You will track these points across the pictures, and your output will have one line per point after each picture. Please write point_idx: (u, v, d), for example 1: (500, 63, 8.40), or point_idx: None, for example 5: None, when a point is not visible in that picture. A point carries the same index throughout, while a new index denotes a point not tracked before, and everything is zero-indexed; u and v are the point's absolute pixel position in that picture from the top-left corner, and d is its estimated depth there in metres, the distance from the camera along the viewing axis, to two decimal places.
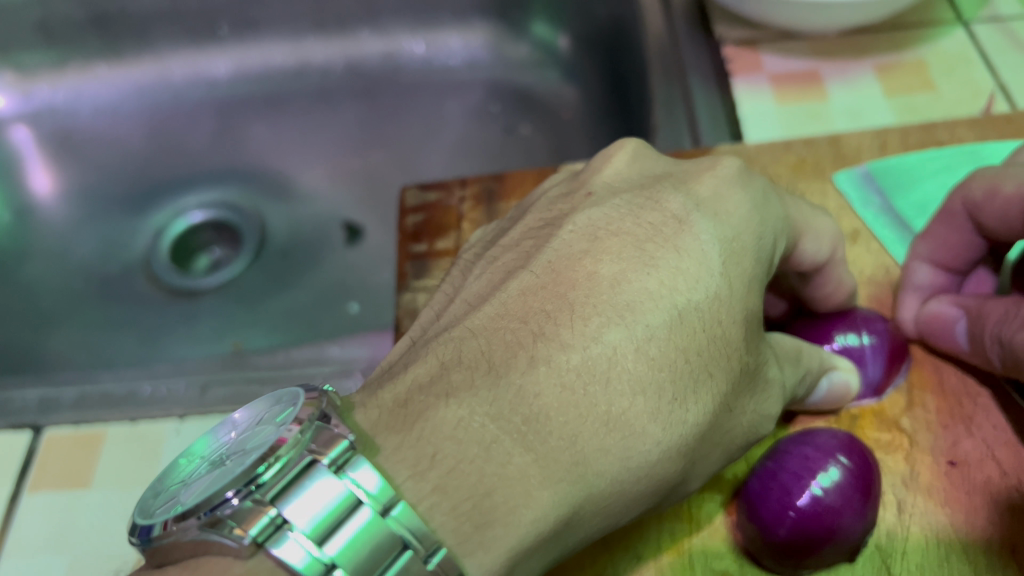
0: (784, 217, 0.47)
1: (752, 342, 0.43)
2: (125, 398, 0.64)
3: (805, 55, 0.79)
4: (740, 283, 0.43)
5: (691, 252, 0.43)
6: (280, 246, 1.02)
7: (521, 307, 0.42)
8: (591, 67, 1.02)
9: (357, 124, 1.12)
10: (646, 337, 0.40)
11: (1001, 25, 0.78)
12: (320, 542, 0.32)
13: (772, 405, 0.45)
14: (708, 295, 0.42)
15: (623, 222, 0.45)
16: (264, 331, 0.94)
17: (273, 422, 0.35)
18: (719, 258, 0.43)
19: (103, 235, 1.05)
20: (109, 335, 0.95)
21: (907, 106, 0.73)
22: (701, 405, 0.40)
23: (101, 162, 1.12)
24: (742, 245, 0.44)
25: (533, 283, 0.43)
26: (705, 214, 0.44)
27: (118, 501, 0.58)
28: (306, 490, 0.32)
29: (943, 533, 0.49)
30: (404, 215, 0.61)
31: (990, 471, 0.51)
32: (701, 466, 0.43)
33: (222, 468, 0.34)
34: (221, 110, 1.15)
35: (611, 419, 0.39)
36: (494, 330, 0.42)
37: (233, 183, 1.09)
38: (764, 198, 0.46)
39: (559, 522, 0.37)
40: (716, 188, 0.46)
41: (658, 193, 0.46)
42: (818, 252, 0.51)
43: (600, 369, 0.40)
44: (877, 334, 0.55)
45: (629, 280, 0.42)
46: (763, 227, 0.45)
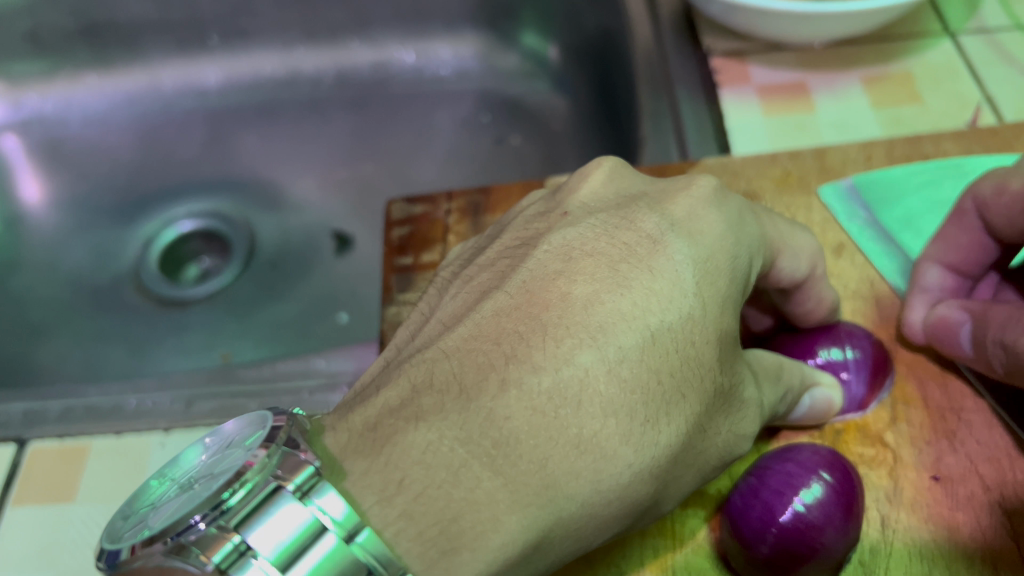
0: (760, 236, 0.48)
1: (726, 362, 0.43)
2: (110, 412, 0.63)
3: (792, 67, 0.79)
4: (714, 303, 0.43)
5: (665, 273, 0.43)
6: (269, 256, 1.02)
7: (494, 329, 0.42)
8: (580, 77, 1.02)
9: (348, 133, 1.12)
10: (618, 359, 0.41)
11: (988, 37, 0.78)
12: (284, 568, 0.32)
13: (749, 425, 0.45)
14: (681, 316, 0.42)
15: (597, 242, 0.45)
16: (253, 342, 0.94)
17: (243, 446, 0.35)
18: (692, 278, 0.43)
19: (93, 245, 1.05)
20: (98, 346, 0.95)
21: (893, 118, 0.73)
22: (673, 427, 0.41)
23: (92, 172, 1.12)
24: (716, 265, 0.44)
25: (506, 304, 0.43)
26: (679, 235, 0.45)
27: (101, 516, 0.58)
28: (271, 515, 0.32)
29: (926, 548, 0.49)
30: (389, 227, 0.61)
31: (973, 486, 0.51)
32: (676, 487, 0.44)
33: (189, 492, 0.34)
34: (212, 119, 1.15)
35: (583, 441, 0.39)
36: (467, 352, 0.42)
37: (223, 193, 1.09)
38: (738, 219, 0.47)
39: (527, 547, 0.37)
40: (690, 208, 0.46)
41: (632, 214, 0.47)
42: (796, 270, 0.51)
43: (572, 391, 0.40)
44: (861, 350, 0.55)
45: (602, 300, 0.42)
46: (738, 247, 0.46)
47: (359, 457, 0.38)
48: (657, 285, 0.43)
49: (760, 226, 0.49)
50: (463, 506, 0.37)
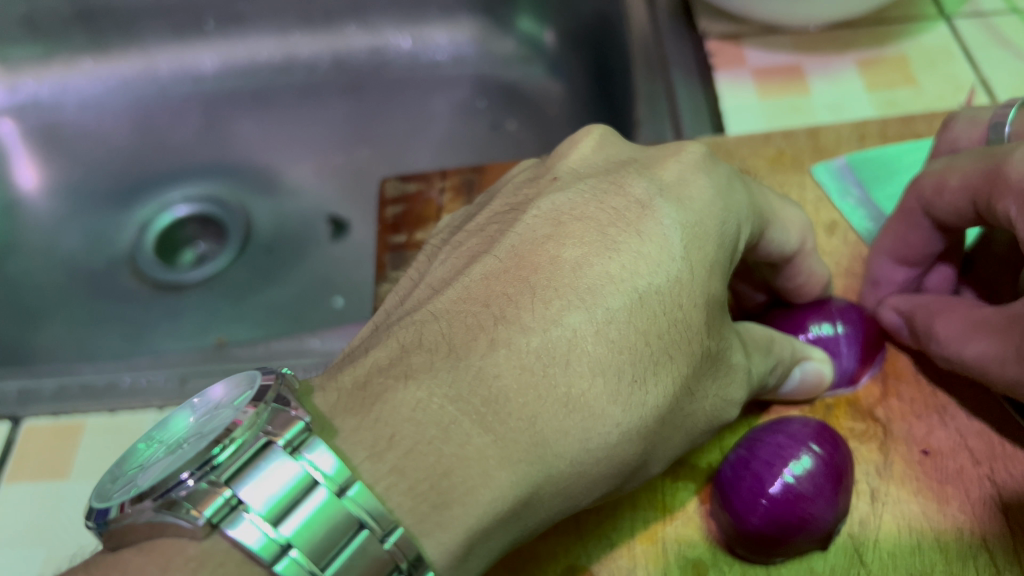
0: (750, 205, 0.50)
1: (713, 327, 0.45)
2: (105, 390, 0.63)
3: (787, 49, 0.79)
4: (701, 268, 0.45)
5: (653, 236, 0.46)
6: (265, 240, 1.02)
7: (483, 291, 0.45)
8: (576, 63, 1.02)
9: (344, 119, 1.12)
10: (607, 320, 0.43)
11: (983, 20, 0.78)
12: (276, 522, 0.32)
13: (736, 391, 0.47)
14: (669, 279, 0.44)
15: (588, 207, 0.48)
16: (248, 325, 0.94)
17: (235, 400, 0.36)
18: (680, 242, 0.45)
19: (90, 229, 1.05)
20: (94, 329, 0.95)
21: (888, 100, 0.73)
22: (661, 387, 0.43)
23: (88, 156, 1.12)
24: (704, 230, 0.46)
25: (496, 267, 0.46)
26: (669, 201, 0.47)
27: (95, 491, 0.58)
28: (263, 471, 0.33)
29: (915, 522, 0.49)
30: (383, 206, 0.61)
31: (962, 460, 0.51)
32: (664, 447, 0.45)
33: (178, 452, 0.35)
34: (208, 105, 1.15)
35: (573, 401, 0.41)
36: (456, 313, 0.44)
37: (220, 177, 1.09)
38: (728, 186, 0.49)
39: (516, 501, 0.39)
40: (681, 174, 0.49)
41: (622, 179, 0.49)
42: (786, 243, 0.52)
43: (560, 345, 0.42)
44: (851, 325, 0.56)
45: (591, 262, 0.45)
46: (726, 213, 0.48)
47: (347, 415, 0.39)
48: (645, 249, 0.45)
49: (749, 192, 0.50)
50: (454, 462, 0.38)
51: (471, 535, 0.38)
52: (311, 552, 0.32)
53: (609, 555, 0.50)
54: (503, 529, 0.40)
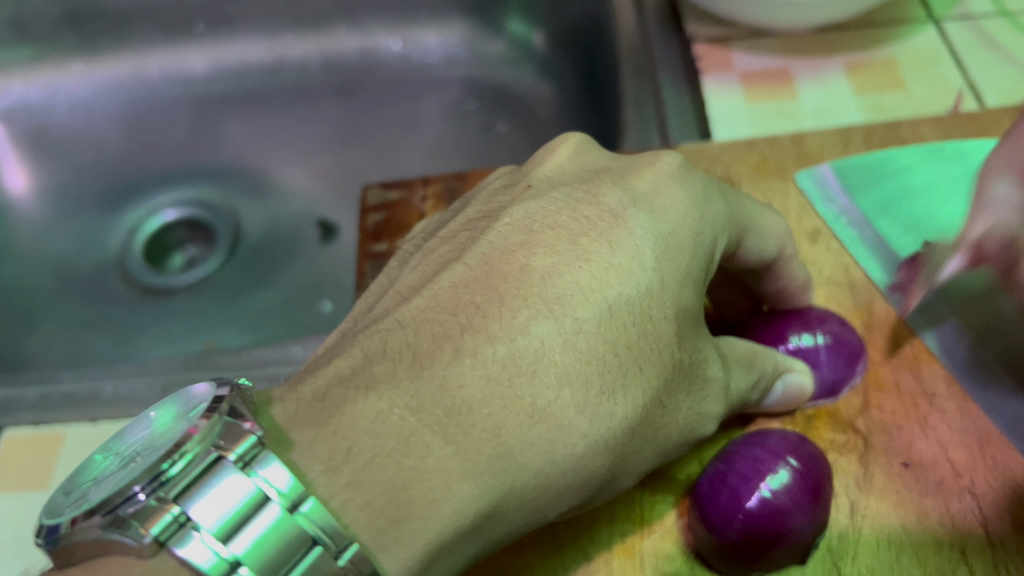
0: (726, 215, 0.49)
1: (686, 339, 0.45)
2: (87, 399, 0.63)
3: (775, 52, 0.79)
4: (673, 280, 0.45)
5: (624, 247, 0.45)
6: (254, 244, 1.02)
7: (452, 299, 0.45)
8: (565, 64, 1.01)
9: (334, 121, 1.12)
10: (574, 333, 0.43)
11: (973, 23, 0.78)
12: (226, 540, 0.32)
13: (712, 405, 0.47)
14: (640, 290, 0.44)
15: (557, 217, 0.48)
16: (237, 330, 0.94)
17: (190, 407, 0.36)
18: (652, 254, 0.45)
19: (79, 232, 1.04)
20: (82, 333, 0.94)
21: (876, 105, 0.73)
22: (629, 400, 0.43)
23: (77, 159, 1.11)
24: (677, 242, 0.46)
25: (465, 275, 0.46)
26: (640, 212, 0.47)
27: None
28: (212, 490, 0.33)
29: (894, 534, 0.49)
30: (365, 214, 0.60)
31: (943, 472, 0.51)
32: (636, 460, 0.45)
33: (129, 466, 0.34)
34: (197, 107, 1.14)
35: (539, 412, 0.41)
36: (423, 322, 0.44)
37: (209, 181, 1.09)
38: (703, 196, 0.49)
39: (479, 514, 0.39)
40: (654, 183, 0.48)
41: (596, 187, 0.49)
42: (764, 252, 0.52)
43: (524, 356, 0.42)
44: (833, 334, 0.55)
45: (560, 272, 0.45)
46: (701, 224, 0.47)
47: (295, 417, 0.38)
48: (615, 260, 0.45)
49: (726, 202, 0.50)
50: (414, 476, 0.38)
51: (431, 550, 0.37)
52: (262, 571, 0.32)
53: (585, 569, 0.50)
54: (467, 542, 0.40)
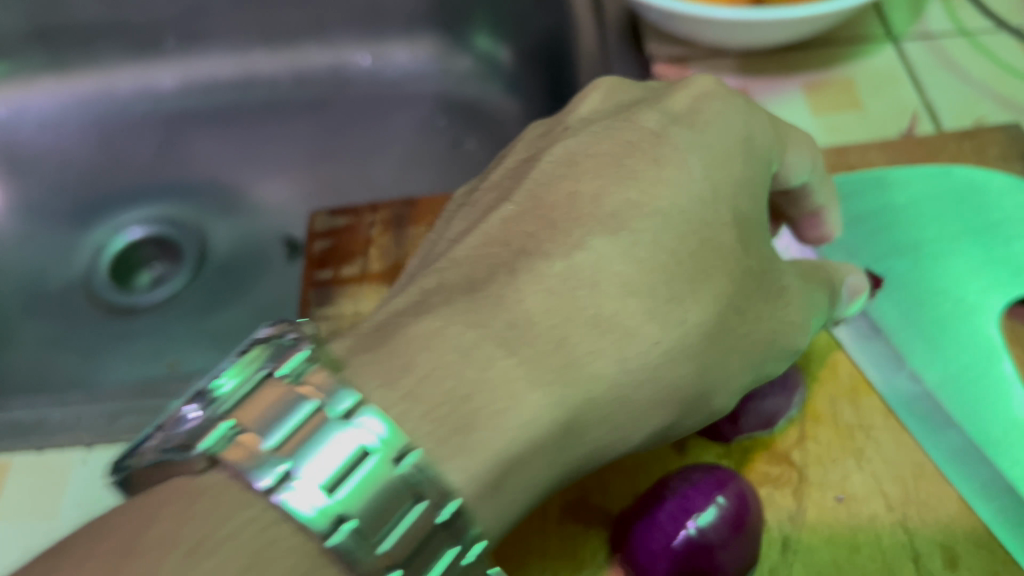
0: (772, 131, 0.52)
1: (750, 249, 0.48)
2: (34, 426, 0.63)
3: (733, 73, 0.78)
4: (727, 187, 0.48)
5: (676, 162, 0.48)
6: (220, 263, 1.02)
7: (504, 231, 0.46)
8: (529, 81, 1.01)
9: (304, 137, 1.11)
10: (637, 250, 0.45)
11: (931, 43, 0.78)
12: (331, 491, 0.32)
13: (794, 312, 0.50)
14: (698, 201, 0.46)
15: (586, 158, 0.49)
16: (201, 350, 0.93)
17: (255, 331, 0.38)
18: (701, 166, 0.48)
19: (46, 250, 1.04)
20: (46, 354, 0.94)
21: (833, 126, 0.73)
22: (700, 306, 0.45)
23: (45, 176, 1.11)
24: (726, 151, 0.49)
25: (515, 211, 0.47)
26: (688, 131, 0.49)
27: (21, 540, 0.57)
28: (321, 446, 0.33)
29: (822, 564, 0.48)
30: (311, 239, 0.60)
31: (876, 507, 0.50)
32: (723, 374, 0.47)
33: (188, 396, 0.36)
34: (167, 123, 1.14)
35: (600, 321, 0.42)
36: (479, 256, 0.45)
37: (178, 199, 1.09)
38: (745, 115, 0.51)
39: (553, 424, 0.40)
40: (692, 103, 0.51)
41: (635, 113, 0.51)
42: (802, 164, 0.54)
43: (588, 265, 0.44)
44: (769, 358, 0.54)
45: (620, 186, 0.47)
46: (748, 144, 0.50)
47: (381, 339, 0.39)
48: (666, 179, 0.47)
49: (768, 119, 0.53)
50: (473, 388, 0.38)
51: (503, 460, 0.37)
52: (361, 515, 0.32)
53: None
54: (543, 457, 0.40)
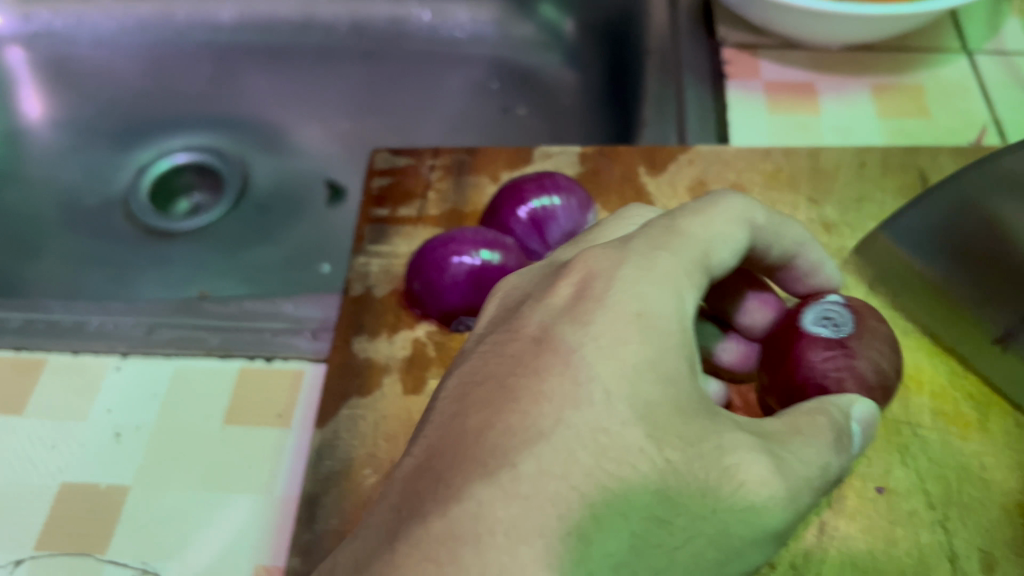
0: (685, 335, 0.38)
1: (715, 429, 0.37)
2: (71, 329, 0.63)
3: (804, 65, 0.77)
4: (665, 366, 0.37)
5: (585, 411, 0.34)
6: (260, 199, 1.02)
7: (664, 424, 0.35)
8: (593, 56, 1.00)
9: (359, 84, 1.11)
10: (641, 442, 0.35)
11: (1005, 59, 0.76)
12: None
13: (821, 453, 0.38)
14: (629, 385, 0.35)
15: (489, 365, 0.38)
16: (231, 282, 0.94)
17: (680, 286, 0.39)
18: (624, 392, 0.35)
19: (90, 166, 1.06)
20: (86, 268, 0.96)
21: (896, 130, 0.72)
22: (742, 440, 0.37)
23: (95, 94, 1.12)
24: (783, 465, 0.37)
25: (664, 408, 0.36)
26: (633, 266, 0.39)
27: (87, 492, 0.55)
28: None
29: (859, 561, 0.43)
30: (370, 176, 0.59)
31: (916, 502, 0.44)
32: (758, 510, 0.36)
33: None
34: (222, 56, 1.14)
35: (600, 448, 0.34)
36: (665, 429, 0.35)
37: (227, 130, 1.09)
38: (680, 292, 0.39)
39: None
40: (621, 334, 0.37)
41: (717, 417, 0.37)
42: (761, 468, 0.36)
43: (585, 460, 0.33)
44: (568, 193, 0.55)
45: (537, 404, 0.35)
46: (674, 296, 0.39)
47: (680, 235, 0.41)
48: (619, 297, 0.38)
49: (677, 295, 0.39)
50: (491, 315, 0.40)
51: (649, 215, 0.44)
52: None
53: None
54: (656, 472, 0.34)
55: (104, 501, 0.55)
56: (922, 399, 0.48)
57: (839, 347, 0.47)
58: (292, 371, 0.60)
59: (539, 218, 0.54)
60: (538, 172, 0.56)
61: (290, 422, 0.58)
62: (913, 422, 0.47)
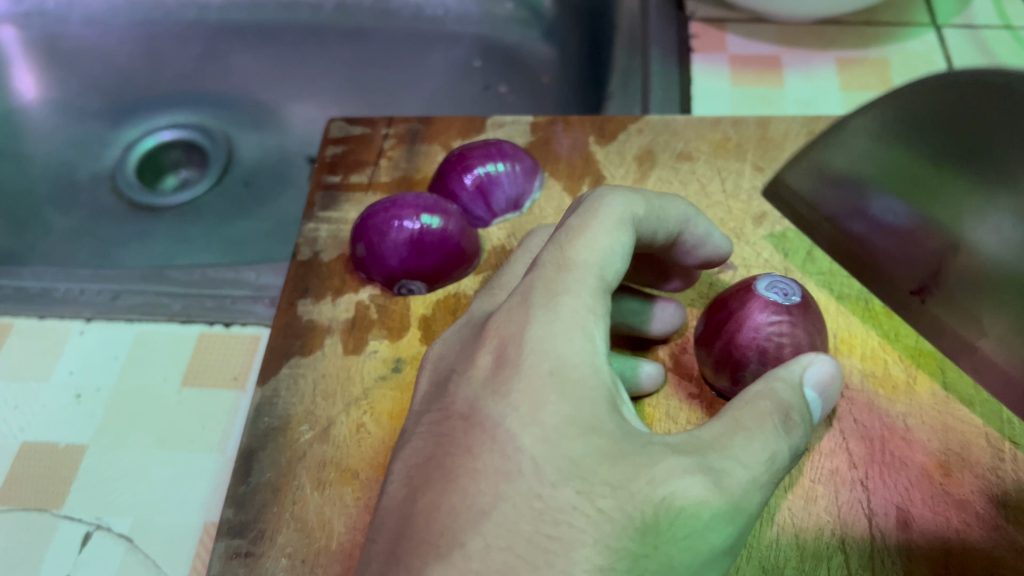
0: (598, 372, 0.37)
1: (639, 457, 0.34)
2: (39, 295, 0.64)
3: (769, 39, 0.78)
4: (578, 412, 0.35)
5: (512, 487, 0.34)
6: (244, 174, 1.04)
7: (588, 470, 0.34)
8: (573, 33, 1.00)
9: (344, 62, 1.11)
10: (573, 500, 0.33)
11: (973, 32, 0.76)
12: None
13: (757, 448, 0.35)
14: (545, 446, 0.34)
15: (430, 442, 0.38)
16: (214, 255, 0.95)
17: (586, 325, 0.38)
18: (543, 456, 0.34)
19: (80, 144, 1.08)
20: (73, 242, 0.97)
21: (859, 102, 0.72)
22: (677, 464, 0.34)
23: (85, 73, 1.14)
24: (722, 472, 0.34)
25: (588, 452, 0.34)
26: (535, 319, 0.38)
27: (47, 451, 0.57)
28: None
29: (779, 516, 0.45)
30: (325, 144, 0.61)
31: (840, 462, 0.47)
32: (702, 532, 0.34)
33: None
34: (210, 36, 1.15)
35: (538, 514, 0.33)
36: (593, 472, 0.34)
37: (215, 108, 1.11)
38: (584, 334, 0.37)
39: None
40: (533, 395, 0.36)
41: (641, 443, 0.35)
42: (695, 484, 0.34)
43: (527, 530, 0.33)
44: (514, 160, 0.56)
45: (476, 481, 0.34)
46: (579, 341, 0.37)
47: (576, 273, 0.39)
48: (531, 360, 0.37)
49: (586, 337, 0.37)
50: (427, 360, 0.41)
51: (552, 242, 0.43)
52: None
53: None
54: (594, 525, 0.33)
55: (62, 460, 0.56)
56: (852, 361, 0.51)
57: (785, 314, 0.47)
58: (250, 337, 0.61)
59: (484, 184, 0.55)
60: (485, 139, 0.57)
61: (245, 385, 0.59)
62: (841, 384, 0.50)
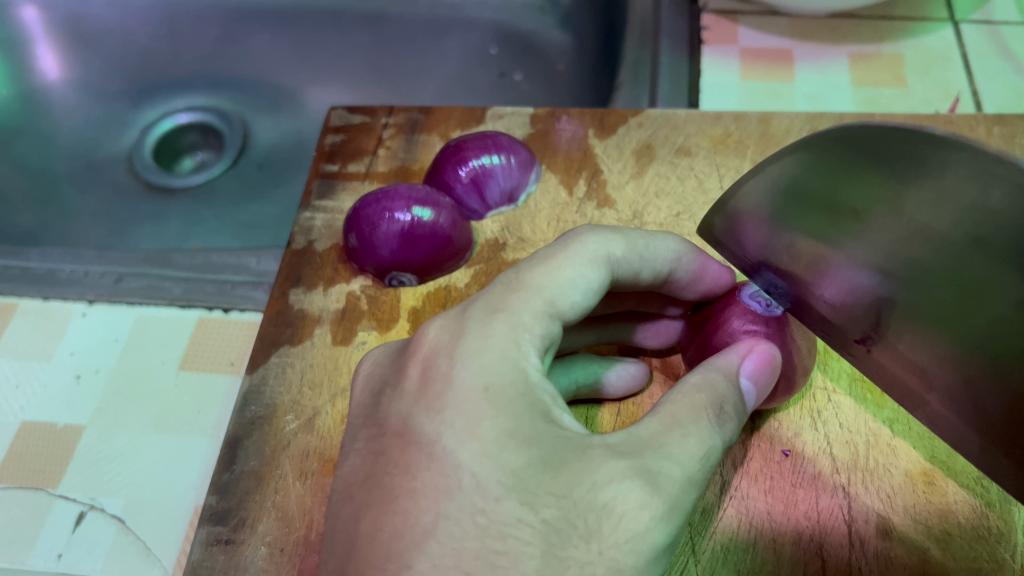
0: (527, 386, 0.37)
1: (570, 464, 0.35)
2: (44, 276, 0.65)
3: (782, 32, 0.77)
4: (510, 426, 0.36)
5: (455, 505, 0.34)
6: (258, 158, 1.04)
7: (524, 482, 0.34)
8: (588, 22, 0.99)
9: (359, 47, 1.11)
10: (515, 512, 0.34)
11: (991, 29, 0.74)
12: None
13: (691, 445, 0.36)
14: (479, 464, 0.35)
15: (367, 462, 0.38)
16: (224, 237, 0.96)
17: (520, 340, 0.38)
18: (481, 477, 0.34)
19: (99, 125, 1.09)
20: (87, 222, 0.99)
21: (869, 98, 0.71)
22: (615, 469, 0.35)
23: (106, 53, 1.14)
24: (657, 474, 0.35)
25: (523, 466, 0.35)
26: (468, 341, 0.38)
27: (46, 431, 0.58)
28: None
29: (757, 518, 0.46)
30: (326, 133, 0.62)
31: (822, 465, 0.47)
32: (644, 535, 0.33)
33: None
34: (229, 19, 1.14)
35: (482, 529, 0.33)
36: (529, 485, 0.34)
37: (233, 91, 1.12)
38: (515, 354, 0.38)
39: None
40: (464, 412, 0.36)
41: (570, 452, 0.35)
42: (631, 488, 0.34)
43: (472, 546, 0.33)
44: (510, 152, 0.57)
45: (416, 500, 0.35)
46: (508, 359, 0.37)
47: (516, 294, 0.40)
48: (462, 375, 0.37)
49: (518, 352, 0.38)
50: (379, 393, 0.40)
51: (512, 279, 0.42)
52: None
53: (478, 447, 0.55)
54: (538, 536, 0.33)
55: (59, 440, 0.57)
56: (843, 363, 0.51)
57: (762, 323, 0.47)
58: (248, 323, 0.62)
59: (479, 176, 0.56)
60: (481, 131, 0.58)
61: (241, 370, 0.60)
62: (829, 387, 0.50)
